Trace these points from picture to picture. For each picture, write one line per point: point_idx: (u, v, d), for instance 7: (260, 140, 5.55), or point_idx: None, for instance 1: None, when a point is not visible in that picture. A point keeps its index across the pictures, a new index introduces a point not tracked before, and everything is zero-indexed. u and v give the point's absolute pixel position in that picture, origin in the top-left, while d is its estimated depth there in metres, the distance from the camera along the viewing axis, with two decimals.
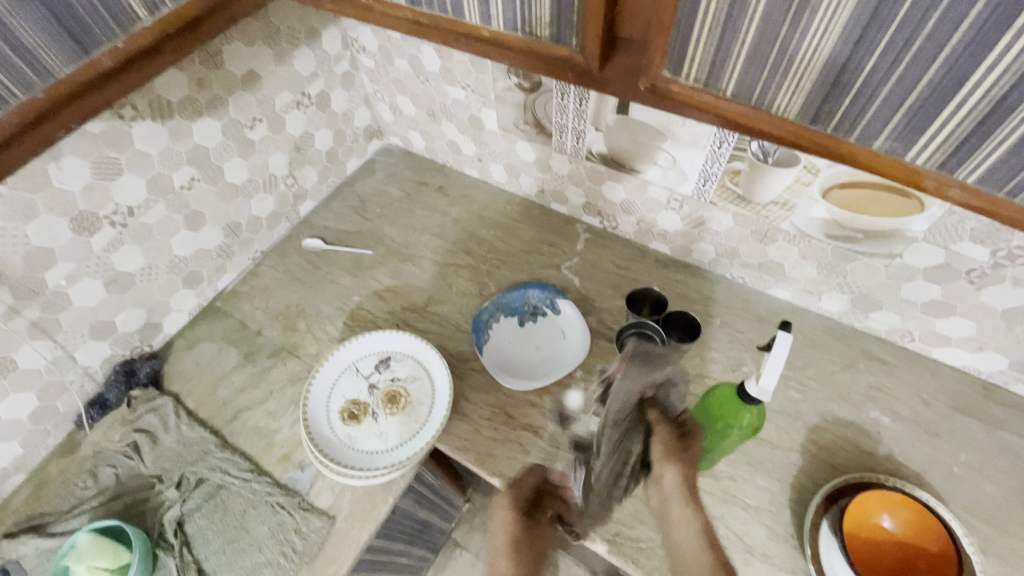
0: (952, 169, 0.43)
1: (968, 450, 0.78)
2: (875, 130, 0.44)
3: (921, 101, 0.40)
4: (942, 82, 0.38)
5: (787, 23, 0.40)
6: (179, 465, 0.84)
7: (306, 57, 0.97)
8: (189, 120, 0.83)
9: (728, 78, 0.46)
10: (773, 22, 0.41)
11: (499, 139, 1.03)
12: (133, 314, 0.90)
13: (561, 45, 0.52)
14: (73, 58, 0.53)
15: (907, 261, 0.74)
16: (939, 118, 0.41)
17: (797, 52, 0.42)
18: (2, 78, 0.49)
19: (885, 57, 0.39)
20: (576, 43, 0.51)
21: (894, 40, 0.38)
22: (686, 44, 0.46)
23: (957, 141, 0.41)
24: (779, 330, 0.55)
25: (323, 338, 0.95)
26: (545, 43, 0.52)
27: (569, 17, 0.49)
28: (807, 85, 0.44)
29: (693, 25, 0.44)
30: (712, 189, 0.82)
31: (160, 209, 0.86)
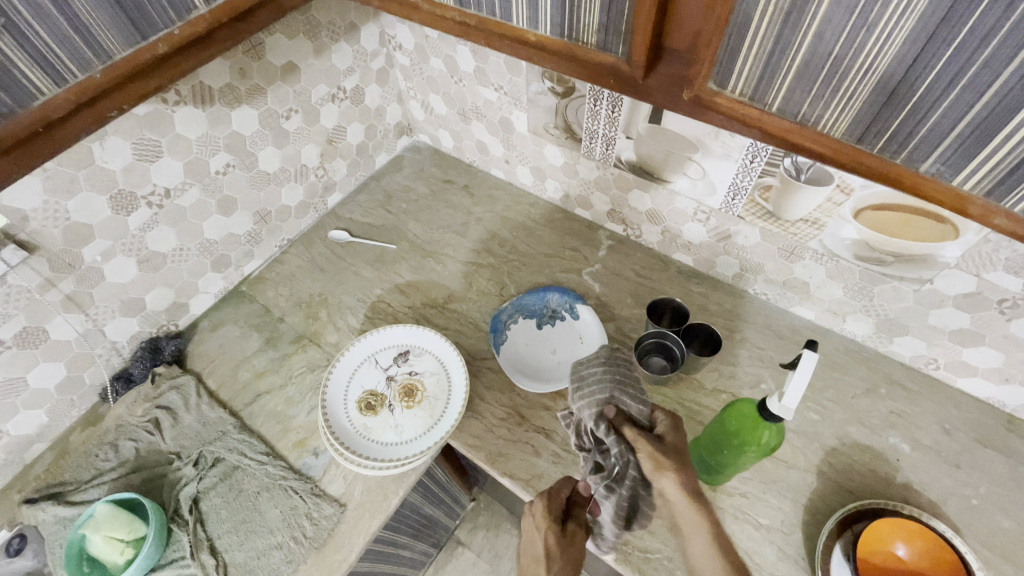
0: (1000, 198, 0.42)
1: (989, 484, 0.76)
2: (922, 153, 0.43)
3: (974, 127, 0.39)
4: (998, 109, 0.37)
5: (841, 40, 0.40)
6: (197, 443, 0.85)
7: (344, 52, 0.98)
8: (229, 107, 0.85)
9: (775, 93, 0.46)
10: (826, 39, 0.40)
11: (528, 142, 1.03)
12: (162, 293, 0.93)
13: (606, 52, 0.52)
14: (131, 41, 0.54)
15: (937, 287, 0.73)
16: (991, 146, 0.40)
17: (849, 70, 0.41)
18: (63, 57, 0.50)
19: (939, 81, 0.39)
20: (622, 51, 0.51)
21: (950, 64, 0.38)
22: (735, 56, 0.46)
23: (1008, 168, 0.40)
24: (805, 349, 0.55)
25: (344, 329, 0.97)
26: (590, 49, 0.53)
27: (618, 25, 0.49)
28: (857, 102, 0.43)
29: (744, 38, 0.44)
30: (740, 203, 0.81)
31: (195, 193, 0.88)
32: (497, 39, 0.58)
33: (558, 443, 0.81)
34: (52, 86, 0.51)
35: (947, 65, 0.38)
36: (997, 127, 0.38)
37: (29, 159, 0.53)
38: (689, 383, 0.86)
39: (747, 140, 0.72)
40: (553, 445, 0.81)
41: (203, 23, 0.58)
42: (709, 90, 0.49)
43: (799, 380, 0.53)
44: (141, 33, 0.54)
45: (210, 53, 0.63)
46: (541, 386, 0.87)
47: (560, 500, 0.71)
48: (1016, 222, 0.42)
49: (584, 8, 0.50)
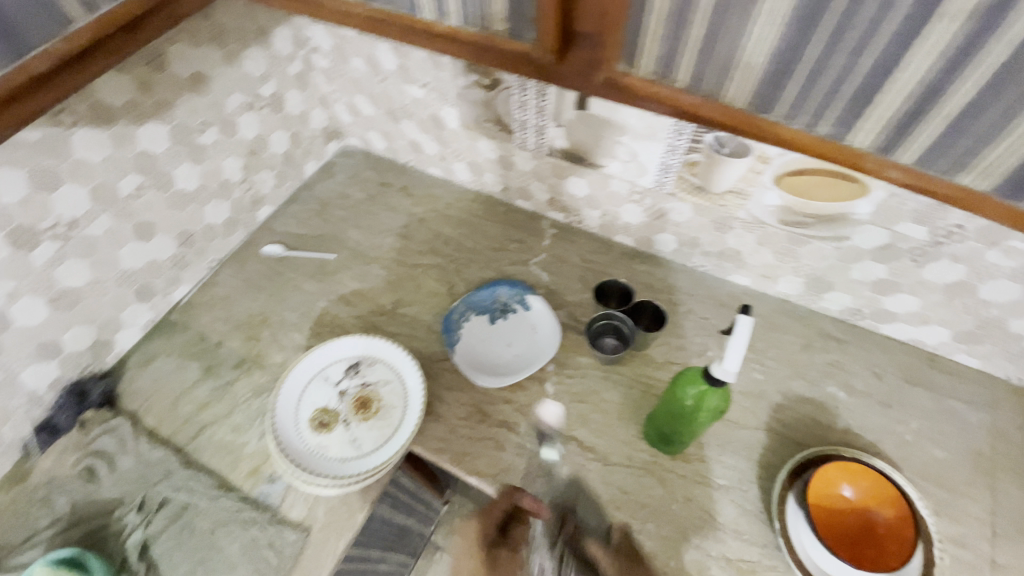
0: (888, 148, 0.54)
1: (918, 419, 0.83)
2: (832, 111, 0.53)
3: (865, 85, 0.50)
4: (877, 76, 0.49)
5: (738, 29, 0.49)
6: (140, 487, 0.80)
7: (257, 57, 0.94)
8: (135, 124, 0.79)
9: (684, 74, 0.55)
10: (726, 28, 0.50)
11: (461, 137, 1.02)
12: (83, 331, 0.85)
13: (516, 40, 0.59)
14: (5, 61, 0.55)
15: (855, 243, 0.78)
16: (874, 108, 0.51)
17: (750, 53, 0.51)
18: None
19: (825, 58, 0.49)
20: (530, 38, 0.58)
21: (831, 44, 0.48)
22: (645, 43, 0.54)
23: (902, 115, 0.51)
24: (739, 314, 0.57)
25: (289, 346, 0.93)
26: (500, 37, 0.59)
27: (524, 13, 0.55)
28: (757, 72, 0.52)
29: (651, 27, 0.52)
30: (671, 180, 0.84)
31: (107, 220, 0.82)
32: (418, 36, 0.63)
33: (522, 434, 0.82)
34: None
35: (836, 38, 0.47)
36: (876, 92, 0.50)
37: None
38: (642, 359, 0.88)
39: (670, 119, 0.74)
40: (517, 437, 0.82)
41: (84, 35, 0.60)
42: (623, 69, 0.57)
43: (740, 343, 0.55)
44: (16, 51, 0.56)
45: (93, 72, 0.64)
46: (498, 380, 0.86)
47: (495, 516, 0.76)
48: (906, 172, 0.55)
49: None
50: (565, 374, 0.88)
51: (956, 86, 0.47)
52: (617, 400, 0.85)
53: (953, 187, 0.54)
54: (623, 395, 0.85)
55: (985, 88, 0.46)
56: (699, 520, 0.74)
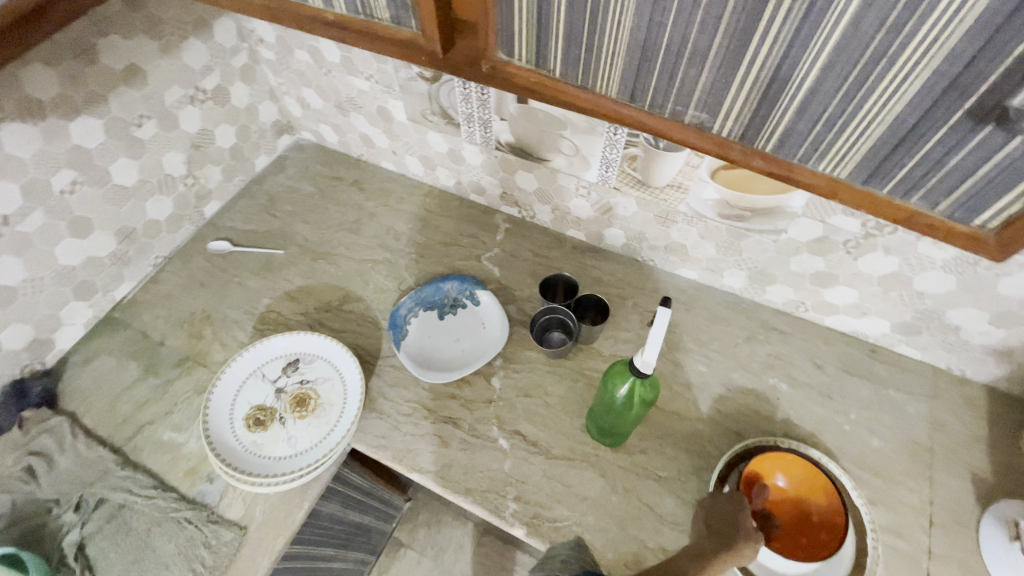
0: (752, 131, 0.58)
1: (858, 409, 0.84)
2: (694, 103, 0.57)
3: (717, 73, 0.53)
4: (726, 57, 0.51)
5: (590, 17, 0.54)
6: (79, 486, 0.78)
7: (196, 49, 0.92)
8: (64, 118, 0.77)
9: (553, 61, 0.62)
10: (579, 16, 0.55)
11: (410, 130, 1.01)
12: (17, 331, 0.83)
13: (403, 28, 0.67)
14: None
15: (793, 236, 0.78)
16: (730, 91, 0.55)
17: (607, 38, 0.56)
18: None
19: (675, 40, 0.52)
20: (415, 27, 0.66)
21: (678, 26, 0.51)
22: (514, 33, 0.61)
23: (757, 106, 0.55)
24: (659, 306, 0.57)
25: (232, 344, 0.92)
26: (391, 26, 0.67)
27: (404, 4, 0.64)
28: (624, 61, 0.57)
29: (515, 17, 0.59)
30: (613, 174, 0.84)
31: (38, 217, 0.79)
32: (333, 29, 0.72)
33: (465, 430, 0.82)
34: None
35: (679, 34, 0.51)
36: (731, 73, 0.53)
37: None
38: (589, 353, 0.89)
39: None
40: (460, 432, 0.81)
41: None
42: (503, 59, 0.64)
43: (656, 338, 0.55)
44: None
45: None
46: (443, 374, 0.85)
47: None
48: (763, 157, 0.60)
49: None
50: (511, 369, 0.87)
51: (796, 73, 0.50)
52: (562, 394, 0.85)
53: (810, 175, 0.59)
54: (568, 389, 0.85)
55: (817, 83, 0.50)
56: (637, 512, 0.75)
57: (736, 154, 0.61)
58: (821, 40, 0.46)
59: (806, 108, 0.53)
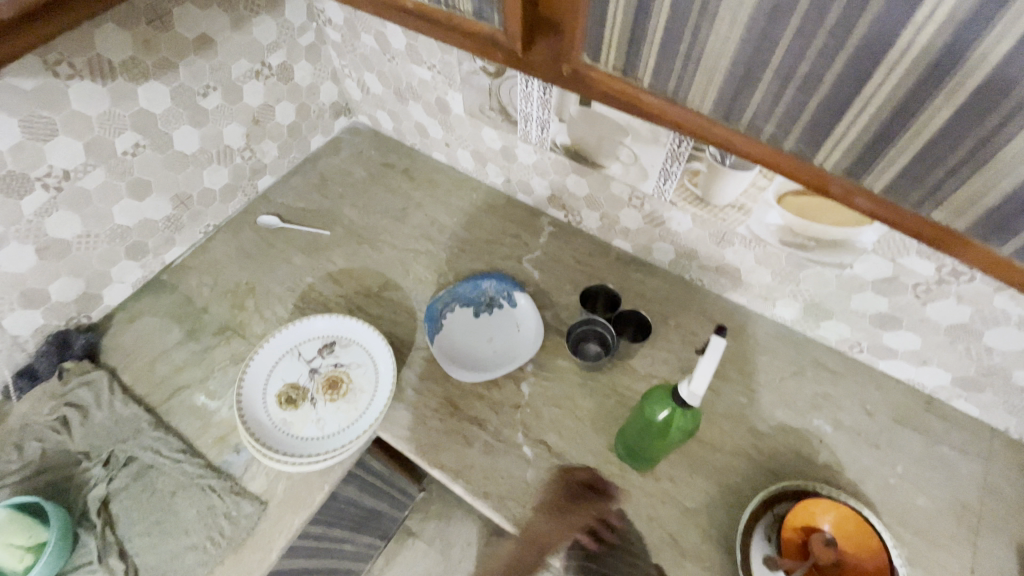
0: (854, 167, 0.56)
1: (905, 463, 0.79)
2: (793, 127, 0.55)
3: (830, 97, 0.51)
4: (843, 79, 0.49)
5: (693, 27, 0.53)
6: (110, 442, 0.81)
7: (266, 25, 0.93)
8: (134, 82, 0.79)
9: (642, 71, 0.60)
10: (679, 27, 0.53)
11: (465, 124, 1.00)
12: (69, 283, 0.86)
13: (483, 22, 0.67)
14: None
15: (857, 272, 0.74)
16: (839, 117, 0.52)
17: (706, 52, 0.54)
18: None
19: (785, 63, 0.50)
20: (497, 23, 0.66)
21: (792, 46, 0.49)
22: (603, 39, 0.60)
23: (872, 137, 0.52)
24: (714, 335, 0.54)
25: (270, 319, 0.93)
26: (469, 17, 0.68)
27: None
28: (719, 77, 0.55)
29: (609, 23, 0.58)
30: (671, 188, 0.81)
31: (100, 175, 0.82)
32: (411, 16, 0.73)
33: (490, 432, 0.81)
34: None
35: (787, 50, 0.49)
36: (842, 96, 0.50)
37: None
38: (624, 369, 0.86)
39: None
40: (485, 435, 0.80)
41: None
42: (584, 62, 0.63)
43: (709, 365, 0.53)
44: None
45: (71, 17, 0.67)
46: (475, 374, 0.84)
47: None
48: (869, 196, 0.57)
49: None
50: (543, 376, 0.85)
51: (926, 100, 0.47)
52: (592, 408, 0.82)
53: (917, 220, 0.56)
54: (599, 403, 0.83)
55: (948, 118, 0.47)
56: (658, 541, 0.72)
57: (836, 189, 0.58)
58: (955, 69, 0.44)
59: (919, 140, 0.50)
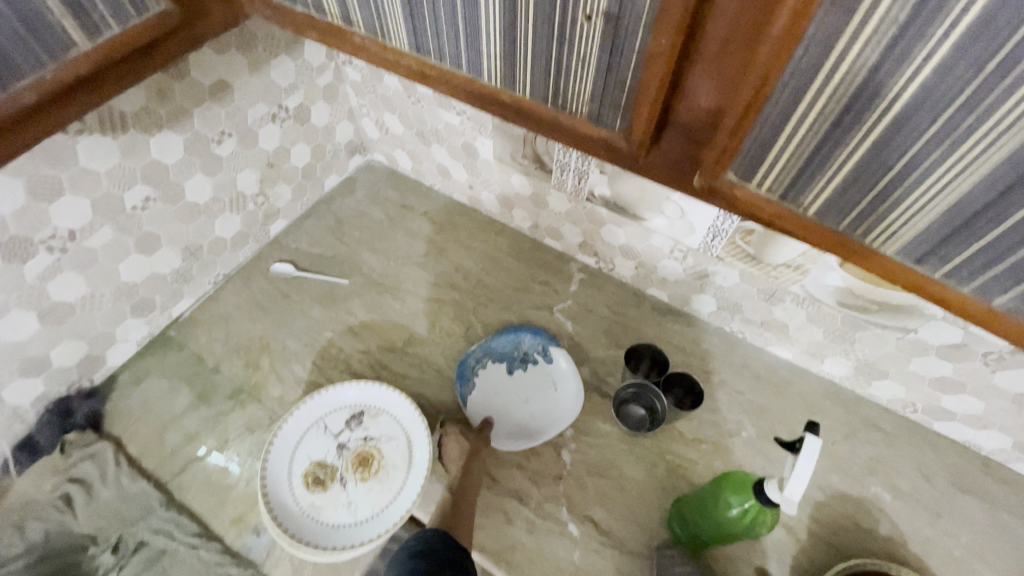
0: None
1: (969, 532, 0.75)
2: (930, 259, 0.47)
3: None
4: None
5: (903, 157, 0.42)
6: (118, 523, 0.75)
7: (285, 67, 0.87)
8: (146, 133, 0.73)
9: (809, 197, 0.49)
10: (887, 150, 0.42)
11: (493, 168, 0.95)
12: (72, 347, 0.79)
13: (600, 124, 0.56)
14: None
15: (920, 336, 0.70)
16: None
17: (915, 190, 0.43)
18: None
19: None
20: (619, 125, 0.55)
21: None
22: (768, 150, 0.48)
23: (940, 238, 0.45)
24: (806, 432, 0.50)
25: (289, 380, 0.87)
26: (584, 119, 0.56)
27: (616, 101, 0.52)
28: (927, 221, 0.45)
29: (779, 137, 0.46)
30: (720, 245, 0.77)
31: (107, 233, 0.75)
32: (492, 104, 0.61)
33: (532, 507, 0.75)
34: None
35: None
36: None
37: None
38: (669, 433, 0.81)
39: None
40: (527, 510, 0.75)
41: (82, 64, 0.55)
42: (730, 181, 0.52)
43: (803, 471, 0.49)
44: (1, 82, 0.51)
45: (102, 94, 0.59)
46: (510, 444, 0.79)
47: None
48: None
49: (581, 80, 0.52)
50: (584, 442, 0.80)
51: None
52: (639, 478, 0.78)
53: None
54: (645, 472, 0.78)
55: None
56: None
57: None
58: None
59: None
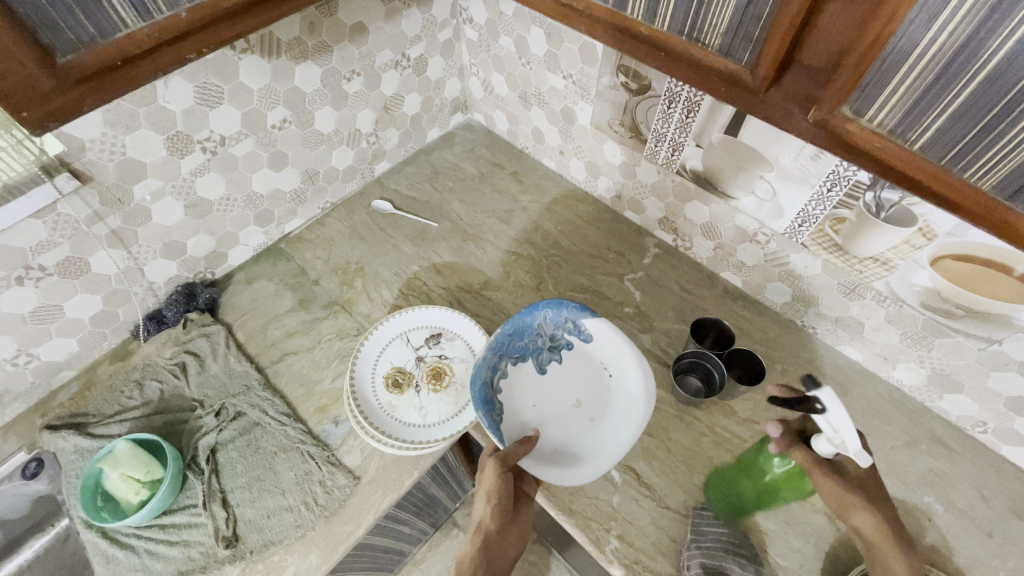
0: None
1: (1021, 559, 0.72)
2: None
3: None
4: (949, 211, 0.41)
5: None
6: (221, 394, 0.85)
7: (414, 18, 0.95)
8: (294, 61, 0.83)
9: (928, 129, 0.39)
10: None
11: (588, 136, 1.00)
12: (203, 240, 0.92)
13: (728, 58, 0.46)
14: None
15: (1005, 349, 0.69)
16: None
17: None
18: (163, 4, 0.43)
19: None
20: (749, 58, 0.44)
21: None
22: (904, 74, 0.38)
23: None
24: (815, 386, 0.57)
25: (377, 300, 0.96)
26: (712, 51, 0.46)
27: (750, 31, 0.43)
28: None
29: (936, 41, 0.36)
30: (808, 231, 0.78)
31: (249, 144, 0.86)
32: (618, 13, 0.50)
33: None
34: (136, 19, 0.42)
35: None
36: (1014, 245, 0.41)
37: (36, 43, 0.38)
38: (722, 408, 0.83)
39: (830, 167, 0.68)
40: None
41: None
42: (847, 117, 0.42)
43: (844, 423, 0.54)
44: None
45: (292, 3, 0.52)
46: (589, 472, 0.71)
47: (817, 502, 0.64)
48: None
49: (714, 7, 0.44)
50: None
51: None
52: (685, 442, 0.81)
53: None
54: (693, 439, 0.81)
55: None
56: None
57: None
58: None
59: None
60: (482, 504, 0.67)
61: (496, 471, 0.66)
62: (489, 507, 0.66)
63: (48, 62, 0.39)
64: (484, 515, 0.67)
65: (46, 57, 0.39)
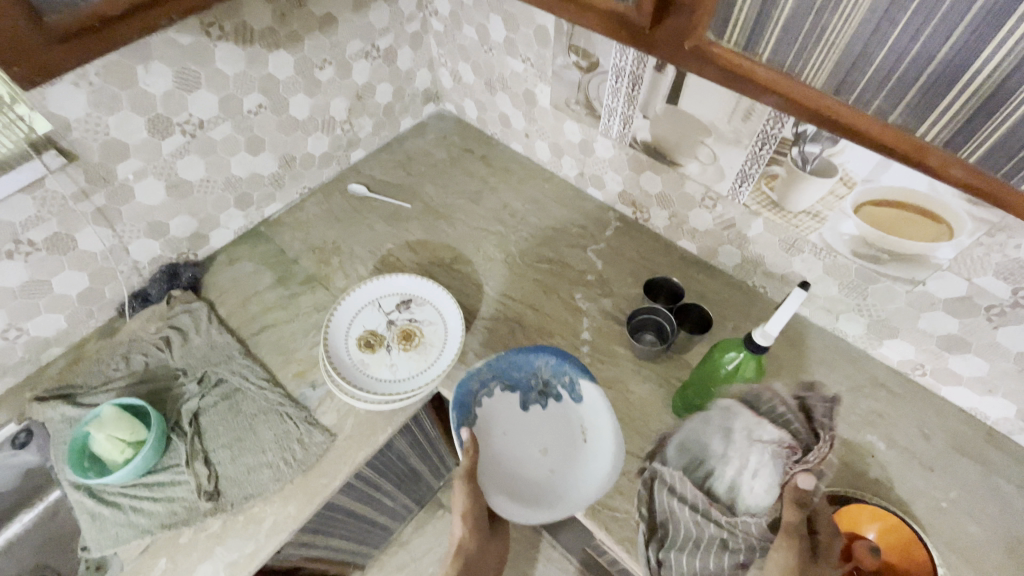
0: (957, 146, 0.51)
1: (959, 489, 0.77)
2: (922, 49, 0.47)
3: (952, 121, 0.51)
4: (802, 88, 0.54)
5: None
6: (203, 364, 0.90)
7: (381, 10, 1.02)
8: (267, 49, 0.89)
9: (765, 40, 0.53)
10: None
11: (549, 116, 1.06)
12: (186, 221, 0.97)
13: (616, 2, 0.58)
14: None
15: (929, 290, 0.74)
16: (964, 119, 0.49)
17: None
18: None
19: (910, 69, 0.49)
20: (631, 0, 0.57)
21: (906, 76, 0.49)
22: (732, 6, 0.53)
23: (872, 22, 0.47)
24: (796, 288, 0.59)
25: (352, 276, 1.01)
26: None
27: None
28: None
29: None
30: (747, 191, 0.84)
31: (227, 128, 0.92)
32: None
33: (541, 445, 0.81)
34: None
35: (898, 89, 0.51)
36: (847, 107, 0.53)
37: (25, 2, 0.43)
38: (677, 362, 0.89)
39: (759, 126, 0.74)
40: None
41: None
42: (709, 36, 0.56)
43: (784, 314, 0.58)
44: None
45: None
46: (526, 515, 0.74)
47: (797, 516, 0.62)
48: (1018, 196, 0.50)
49: None
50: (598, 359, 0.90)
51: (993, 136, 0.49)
52: (642, 394, 0.86)
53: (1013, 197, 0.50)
54: (650, 390, 0.86)
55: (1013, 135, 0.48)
56: None
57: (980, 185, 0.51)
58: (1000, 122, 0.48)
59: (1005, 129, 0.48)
60: (458, 526, 0.73)
61: (463, 489, 0.71)
62: (464, 526, 0.72)
63: (35, 20, 0.44)
64: (462, 535, 0.73)
65: (34, 15, 0.44)
